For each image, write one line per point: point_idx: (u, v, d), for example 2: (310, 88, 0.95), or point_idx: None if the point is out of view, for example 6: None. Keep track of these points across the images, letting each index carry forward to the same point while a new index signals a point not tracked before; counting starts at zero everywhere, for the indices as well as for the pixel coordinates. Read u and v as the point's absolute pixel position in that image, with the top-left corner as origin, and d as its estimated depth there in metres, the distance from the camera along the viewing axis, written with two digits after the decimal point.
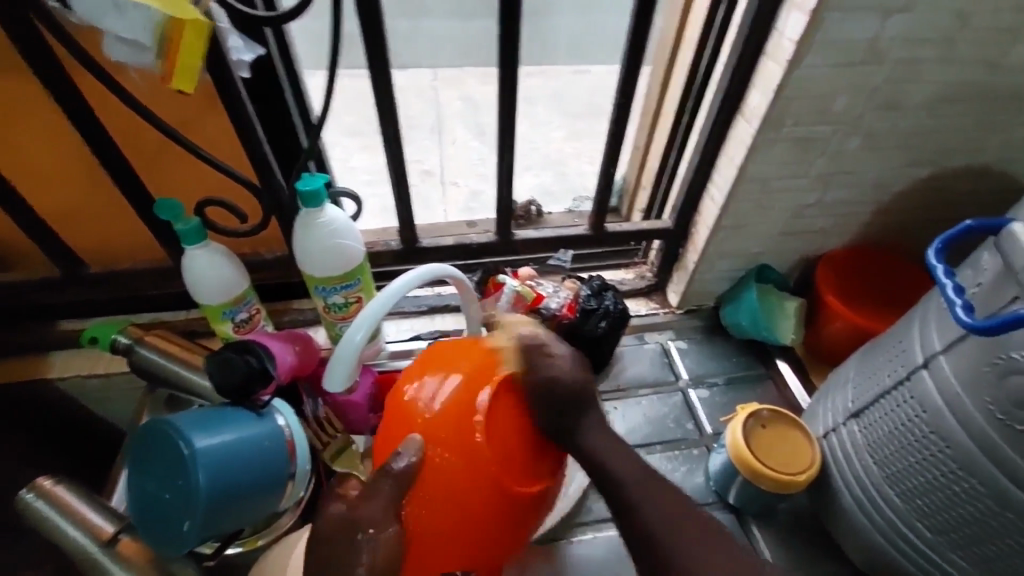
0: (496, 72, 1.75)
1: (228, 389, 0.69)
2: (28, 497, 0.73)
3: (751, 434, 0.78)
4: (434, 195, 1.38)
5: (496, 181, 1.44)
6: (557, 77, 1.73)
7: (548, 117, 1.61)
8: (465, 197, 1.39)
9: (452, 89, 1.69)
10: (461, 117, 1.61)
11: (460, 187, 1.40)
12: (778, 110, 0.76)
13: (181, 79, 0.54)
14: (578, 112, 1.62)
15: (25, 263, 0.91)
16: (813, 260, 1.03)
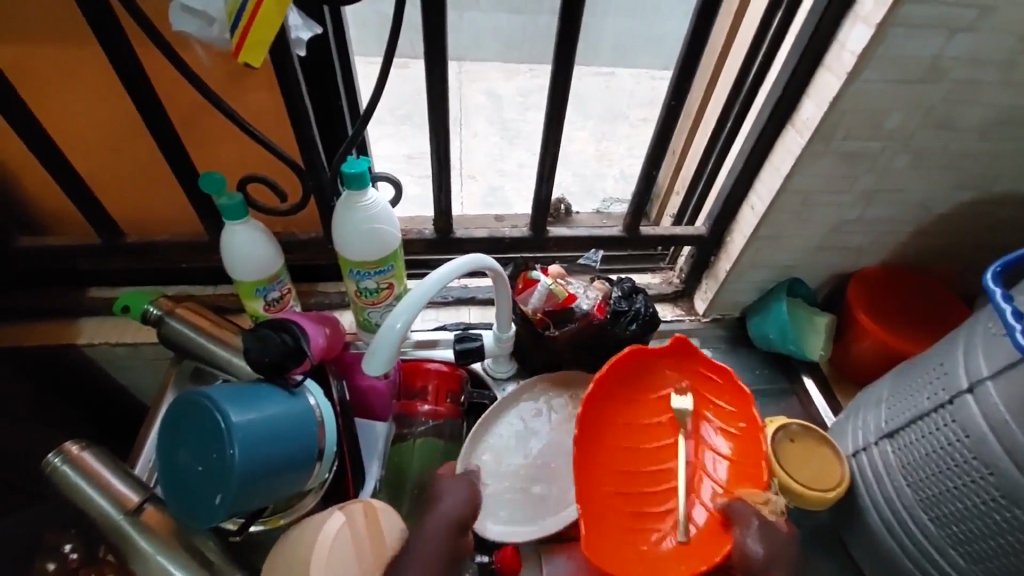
0: (520, 68, 1.74)
1: (263, 365, 0.70)
2: (55, 460, 0.72)
3: (776, 445, 0.79)
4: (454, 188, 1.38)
5: (516, 177, 1.44)
6: (582, 77, 1.71)
7: (573, 118, 1.61)
8: (484, 191, 1.39)
9: (476, 82, 1.69)
10: (484, 111, 1.61)
11: (480, 181, 1.40)
12: (830, 123, 0.75)
13: (250, 53, 0.54)
14: (602, 115, 1.62)
15: (65, 229, 0.92)
16: (845, 278, 1.02)
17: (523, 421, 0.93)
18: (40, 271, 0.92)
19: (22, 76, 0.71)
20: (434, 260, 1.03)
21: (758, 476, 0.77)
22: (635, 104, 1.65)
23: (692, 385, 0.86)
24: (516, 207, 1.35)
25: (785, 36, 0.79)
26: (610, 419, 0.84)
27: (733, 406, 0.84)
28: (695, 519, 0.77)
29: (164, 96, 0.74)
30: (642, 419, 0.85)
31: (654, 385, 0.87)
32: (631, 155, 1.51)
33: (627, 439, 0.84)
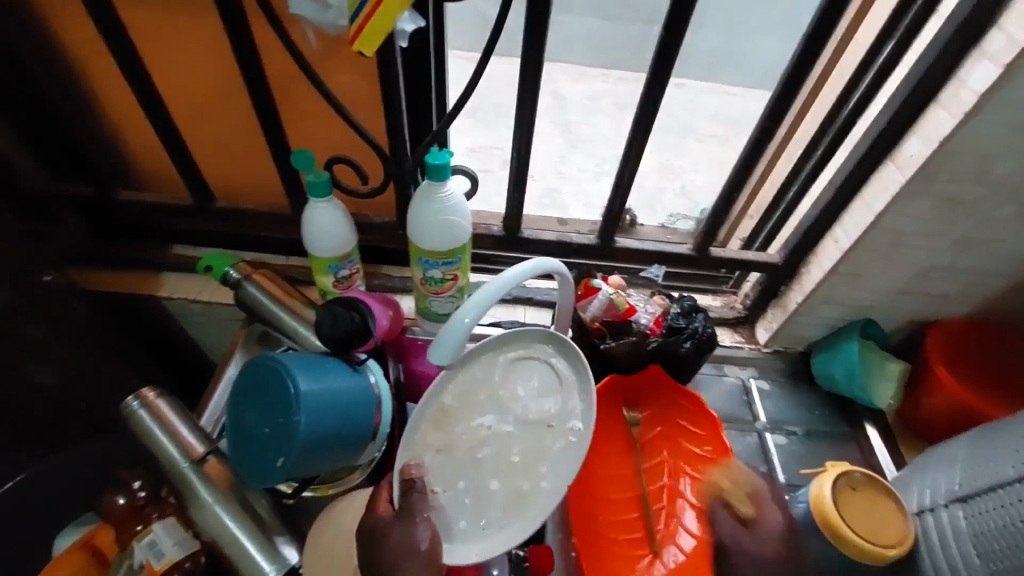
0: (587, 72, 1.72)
1: (333, 338, 0.73)
2: (133, 404, 0.77)
3: (838, 493, 0.74)
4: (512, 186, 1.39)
5: (575, 181, 1.43)
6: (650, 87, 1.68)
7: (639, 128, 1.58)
8: (541, 191, 1.39)
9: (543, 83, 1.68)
10: (549, 112, 1.60)
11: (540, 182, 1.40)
12: (935, 162, 0.71)
13: (364, 43, 0.56)
14: (671, 126, 1.58)
15: (162, 188, 0.99)
16: (925, 326, 0.96)
17: (456, 402, 0.67)
18: (134, 225, 0.99)
19: (147, 43, 0.76)
20: (496, 257, 1.04)
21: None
22: (707, 118, 1.59)
23: (664, 414, 0.92)
24: (571, 210, 1.34)
25: (892, 67, 0.75)
26: (600, 445, 0.89)
27: (701, 431, 0.90)
28: (679, 543, 0.81)
29: (271, 75, 0.78)
30: (622, 445, 0.90)
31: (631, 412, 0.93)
32: (696, 172, 1.47)
33: (613, 465, 0.88)
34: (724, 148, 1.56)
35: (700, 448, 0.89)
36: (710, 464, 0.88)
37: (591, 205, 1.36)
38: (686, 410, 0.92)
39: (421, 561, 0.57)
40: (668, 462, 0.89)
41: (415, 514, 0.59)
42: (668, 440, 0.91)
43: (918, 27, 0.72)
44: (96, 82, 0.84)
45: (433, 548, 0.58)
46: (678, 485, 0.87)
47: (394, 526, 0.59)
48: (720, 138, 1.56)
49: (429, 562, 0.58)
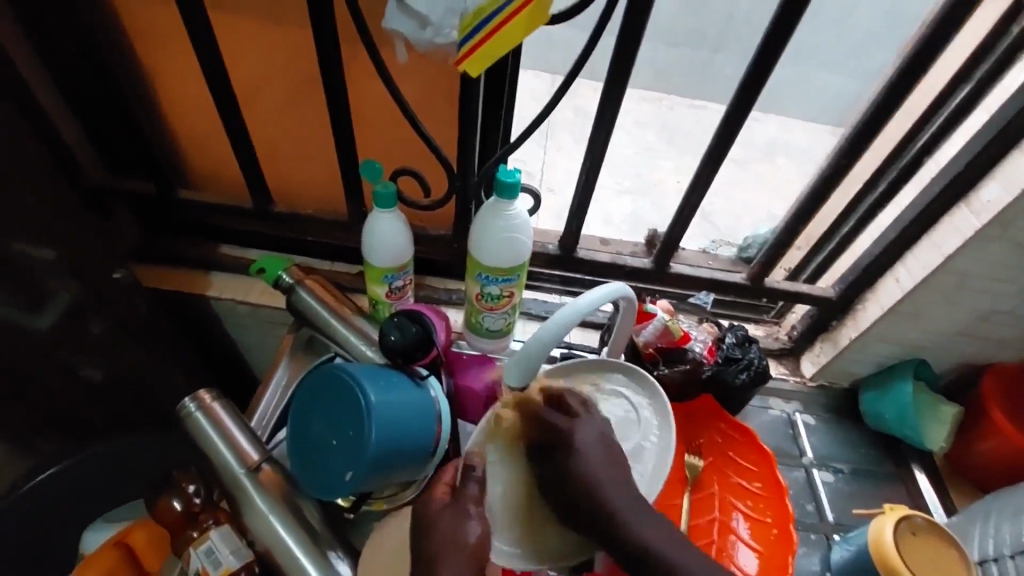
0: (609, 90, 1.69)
1: (399, 351, 0.73)
2: (190, 406, 0.77)
3: (900, 537, 0.73)
4: None
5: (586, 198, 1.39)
6: (670, 107, 1.66)
7: (659, 147, 1.56)
8: (559, 206, 1.33)
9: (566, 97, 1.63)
10: (569, 128, 1.55)
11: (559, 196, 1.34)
12: (1016, 209, 0.71)
13: (471, 65, 0.57)
14: (691, 149, 1.57)
15: (221, 187, 0.99)
16: (977, 369, 0.95)
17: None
18: (186, 222, 0.99)
19: (235, 50, 0.78)
20: (541, 274, 1.05)
21: (785, 542, 0.82)
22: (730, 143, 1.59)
23: (716, 445, 0.92)
24: (593, 227, 1.32)
25: (968, 110, 0.76)
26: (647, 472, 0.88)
27: (755, 465, 0.89)
28: None
29: (349, 84, 0.79)
30: (671, 475, 0.89)
31: (682, 441, 0.92)
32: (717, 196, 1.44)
33: (662, 496, 0.87)
34: (745, 172, 1.53)
35: (750, 482, 0.88)
36: (762, 499, 0.87)
37: (610, 222, 1.34)
38: (737, 442, 0.92)
39: (462, 558, 0.55)
40: (720, 496, 0.88)
41: (468, 505, 0.57)
42: (718, 471, 0.90)
43: (997, 75, 0.73)
44: (170, 82, 0.85)
45: (480, 543, 0.56)
46: (730, 520, 0.86)
47: (449, 512, 0.57)
48: (739, 162, 1.55)
49: (473, 557, 0.55)
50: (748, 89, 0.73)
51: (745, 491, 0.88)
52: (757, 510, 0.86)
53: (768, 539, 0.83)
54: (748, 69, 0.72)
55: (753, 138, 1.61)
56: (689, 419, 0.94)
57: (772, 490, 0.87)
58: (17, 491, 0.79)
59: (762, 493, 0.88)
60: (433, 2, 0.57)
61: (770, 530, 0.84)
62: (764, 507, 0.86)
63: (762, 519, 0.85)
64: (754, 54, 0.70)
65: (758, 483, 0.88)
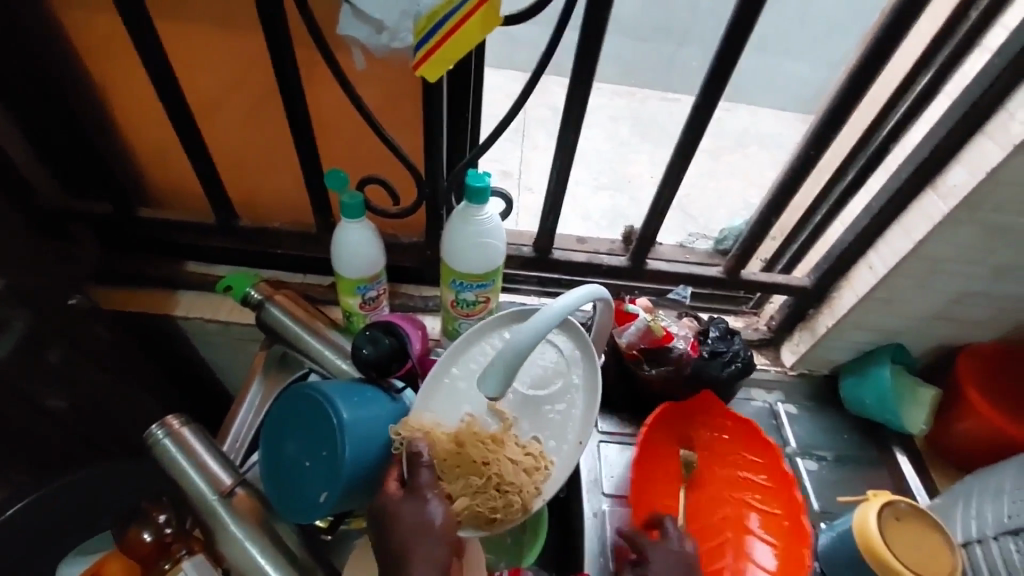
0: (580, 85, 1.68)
1: (372, 365, 0.71)
2: (158, 433, 0.74)
3: (884, 524, 0.73)
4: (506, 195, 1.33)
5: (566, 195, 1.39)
6: (644, 101, 1.67)
7: (633, 142, 1.56)
8: (538, 205, 1.33)
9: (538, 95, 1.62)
10: (543, 124, 1.54)
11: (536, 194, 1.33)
12: (983, 192, 0.71)
13: (429, 69, 0.55)
14: (664, 142, 1.57)
15: (184, 203, 0.96)
16: (953, 350, 0.96)
17: (459, 389, 0.70)
18: (148, 241, 0.96)
19: (187, 60, 0.75)
20: (518, 277, 1.03)
21: (799, 534, 0.81)
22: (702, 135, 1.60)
23: (723, 441, 0.91)
24: (570, 225, 1.31)
25: (932, 95, 0.76)
26: (656, 469, 0.88)
27: (761, 458, 0.88)
28: None
29: (308, 92, 0.77)
30: (683, 475, 0.89)
31: (689, 437, 0.91)
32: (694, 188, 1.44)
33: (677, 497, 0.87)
34: (717, 162, 1.54)
35: (758, 476, 0.87)
36: (770, 492, 0.86)
37: (589, 219, 1.34)
38: (744, 434, 0.90)
39: (432, 538, 0.56)
40: (727, 492, 0.88)
41: (424, 490, 0.58)
42: (724, 467, 0.89)
43: (959, 59, 0.73)
44: (122, 95, 0.81)
45: (447, 522, 0.57)
46: (743, 517, 0.85)
47: (407, 502, 0.57)
48: (713, 154, 1.55)
49: (442, 536, 0.56)
50: (715, 82, 0.72)
51: (758, 486, 0.87)
52: (773, 504, 0.85)
53: (785, 533, 0.82)
54: (714, 62, 0.71)
55: (724, 129, 1.62)
56: (694, 417, 0.92)
57: (781, 482, 0.86)
58: None
59: (774, 487, 0.86)
60: (387, 6, 0.56)
61: (785, 524, 0.83)
62: (776, 501, 0.85)
63: (777, 513, 0.84)
64: (719, 46, 0.69)
65: (766, 475, 0.87)
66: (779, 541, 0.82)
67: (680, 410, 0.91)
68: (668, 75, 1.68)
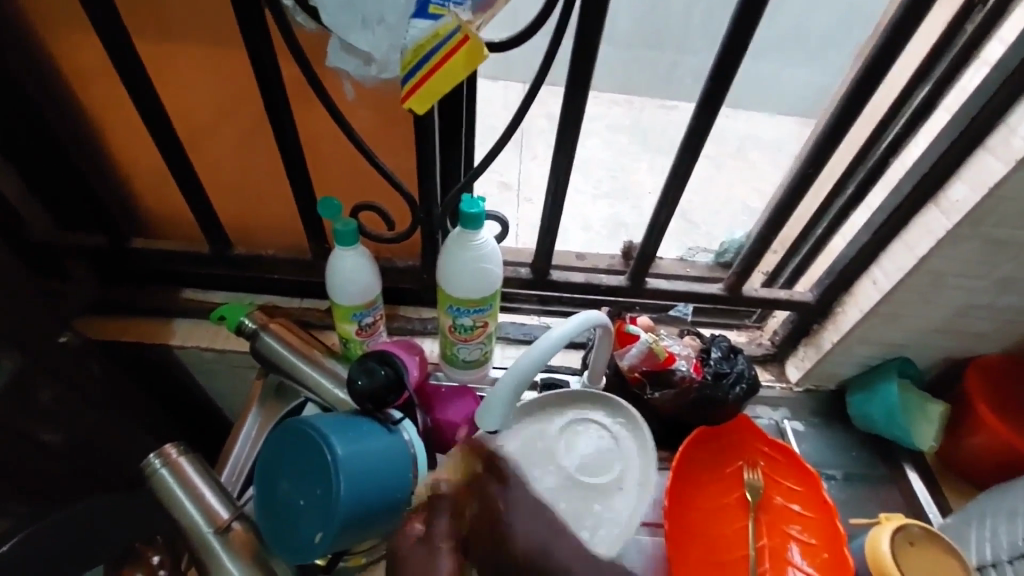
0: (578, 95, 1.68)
1: (367, 397, 0.70)
2: (155, 463, 0.73)
3: (896, 549, 0.71)
4: (506, 209, 1.32)
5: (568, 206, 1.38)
6: (643, 109, 1.66)
7: (632, 150, 1.55)
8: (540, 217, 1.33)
9: (537, 106, 1.61)
10: (543, 135, 1.54)
11: (536, 206, 1.32)
12: (987, 207, 0.70)
13: (418, 102, 0.55)
14: (664, 149, 1.57)
15: (177, 232, 0.96)
16: (962, 362, 0.94)
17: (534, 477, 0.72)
18: (142, 271, 0.95)
19: (177, 90, 0.75)
20: (518, 296, 1.02)
21: (838, 565, 0.78)
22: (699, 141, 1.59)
23: (763, 467, 0.88)
24: (571, 237, 1.30)
25: (932, 108, 0.75)
26: (696, 487, 0.86)
27: (800, 487, 0.86)
28: None
29: (297, 119, 0.76)
30: (718, 500, 0.87)
31: (729, 461, 0.89)
32: (695, 196, 1.44)
33: (713, 525, 0.84)
34: (716, 168, 1.53)
35: (797, 504, 0.85)
36: (809, 521, 0.84)
37: (591, 229, 1.32)
38: (780, 461, 0.88)
39: None
40: (767, 521, 0.85)
41: (438, 541, 0.55)
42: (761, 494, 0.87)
43: (957, 72, 0.72)
44: (113, 127, 0.81)
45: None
46: (782, 547, 0.82)
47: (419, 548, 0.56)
48: (714, 161, 1.55)
49: None
50: (708, 101, 0.71)
51: (794, 515, 0.85)
52: (810, 534, 0.83)
53: (824, 564, 0.80)
54: (706, 80, 0.70)
55: (723, 135, 1.61)
56: (733, 442, 0.90)
57: (820, 512, 0.83)
58: None
59: (812, 517, 0.84)
60: (373, 39, 0.53)
61: (825, 556, 0.80)
62: (813, 530, 0.83)
63: (813, 543, 0.82)
64: (712, 65, 0.68)
65: (802, 504, 0.85)
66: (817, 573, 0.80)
67: (711, 435, 0.90)
68: (665, 83, 1.67)
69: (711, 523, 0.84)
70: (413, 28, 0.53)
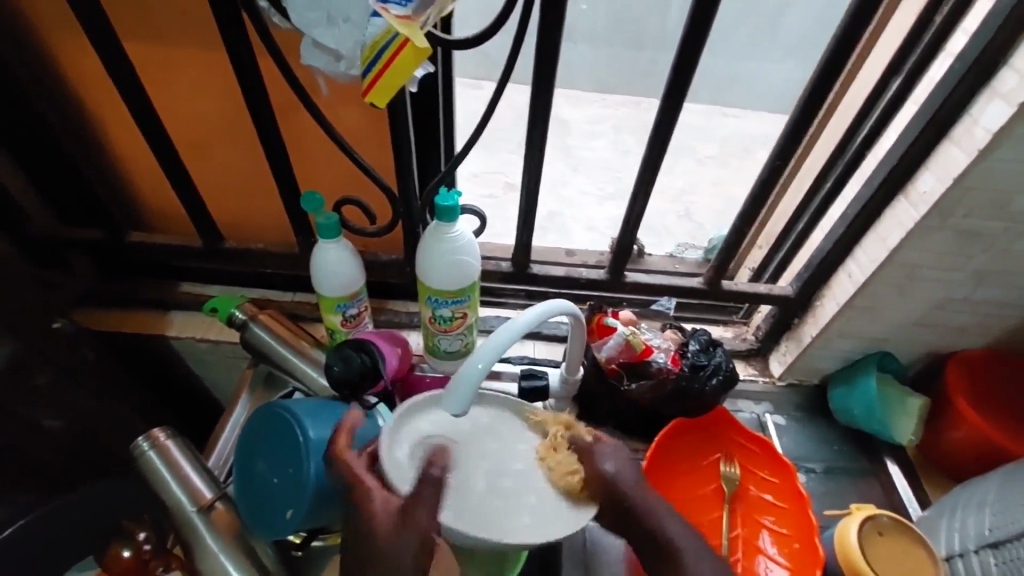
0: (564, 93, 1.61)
1: (342, 383, 0.72)
2: (143, 445, 0.75)
3: (865, 538, 0.72)
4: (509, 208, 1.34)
5: (577, 206, 1.41)
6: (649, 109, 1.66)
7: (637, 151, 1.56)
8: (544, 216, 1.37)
9: None
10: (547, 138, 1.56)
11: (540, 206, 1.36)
12: (953, 197, 0.70)
13: (377, 95, 0.57)
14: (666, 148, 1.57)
15: (175, 227, 1.00)
16: (945, 357, 0.94)
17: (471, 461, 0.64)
18: (141, 265, 0.99)
19: (168, 90, 0.79)
20: (505, 291, 1.04)
21: (809, 555, 0.79)
22: (703, 139, 1.58)
23: (739, 459, 0.89)
24: (571, 236, 1.32)
25: (903, 101, 0.75)
26: (670, 478, 0.87)
27: (775, 478, 0.87)
28: None
29: (280, 116, 0.80)
30: (693, 491, 0.87)
31: (705, 452, 0.90)
32: (695, 195, 1.46)
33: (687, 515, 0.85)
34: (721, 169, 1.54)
35: (771, 495, 0.86)
36: (783, 513, 0.84)
37: (594, 228, 1.35)
38: (756, 454, 0.89)
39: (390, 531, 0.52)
40: (740, 512, 0.86)
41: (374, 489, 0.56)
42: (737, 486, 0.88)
43: (925, 65, 0.72)
44: (111, 127, 0.86)
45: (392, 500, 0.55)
46: (754, 537, 0.83)
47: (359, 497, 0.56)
48: (717, 160, 1.55)
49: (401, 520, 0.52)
50: (675, 96, 0.73)
51: (766, 506, 0.86)
52: (782, 525, 0.84)
53: (796, 554, 0.81)
54: (671, 74, 0.71)
55: (729, 134, 1.59)
56: (710, 435, 0.91)
57: (795, 505, 0.84)
58: None
59: (785, 509, 0.85)
60: (337, 35, 0.56)
61: (797, 547, 0.81)
62: (785, 521, 0.84)
63: (785, 534, 0.83)
64: (675, 60, 0.70)
65: (777, 496, 0.86)
66: (788, 564, 0.80)
67: (689, 428, 0.91)
68: None
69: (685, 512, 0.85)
70: (372, 26, 0.55)
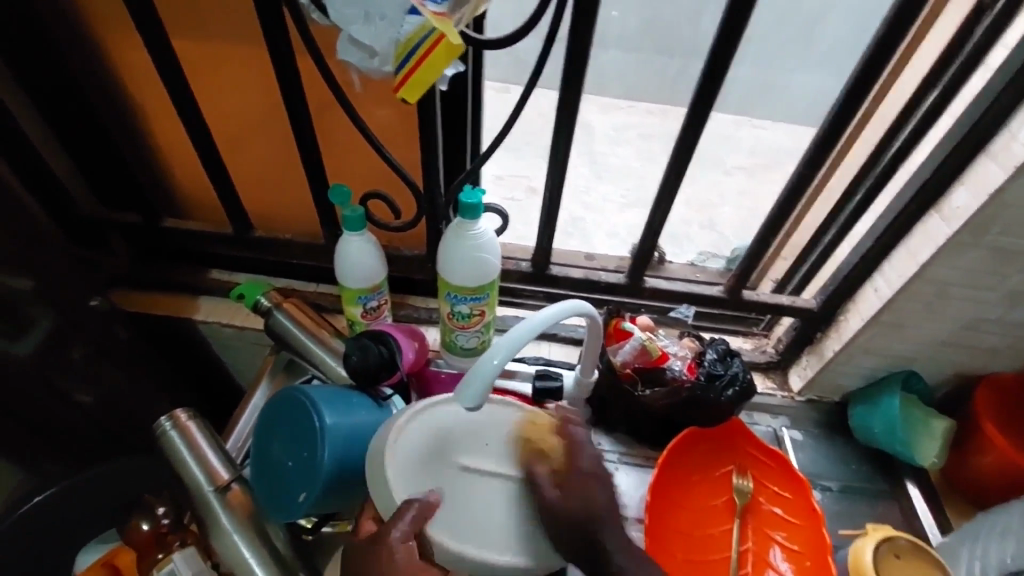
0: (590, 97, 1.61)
1: (361, 372, 0.73)
2: (165, 424, 0.77)
3: (880, 558, 0.70)
4: (535, 211, 1.34)
5: (602, 211, 1.40)
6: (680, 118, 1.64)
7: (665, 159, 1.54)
8: (568, 221, 1.36)
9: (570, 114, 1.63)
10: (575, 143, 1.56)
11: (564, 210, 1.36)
12: (988, 214, 0.68)
13: (408, 91, 0.59)
14: (695, 158, 1.55)
15: (207, 214, 1.03)
16: (973, 381, 0.91)
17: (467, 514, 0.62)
18: (173, 250, 1.02)
19: (206, 82, 0.82)
20: (524, 291, 1.04)
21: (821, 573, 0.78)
22: (733, 150, 1.55)
23: (752, 471, 0.88)
24: (591, 242, 1.29)
25: (938, 113, 0.74)
26: (679, 484, 0.87)
27: (789, 494, 0.85)
28: None
29: (312, 109, 0.82)
30: (703, 501, 0.87)
31: (718, 462, 0.89)
32: (722, 205, 1.44)
33: (696, 525, 0.85)
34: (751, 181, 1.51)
35: (784, 510, 0.85)
36: (794, 529, 0.83)
37: (616, 235, 1.33)
38: (770, 468, 0.88)
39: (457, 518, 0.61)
40: (752, 525, 0.85)
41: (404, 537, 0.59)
42: (749, 499, 0.86)
43: (963, 80, 0.71)
44: (151, 115, 0.89)
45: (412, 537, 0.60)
46: (765, 552, 0.82)
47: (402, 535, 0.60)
48: (748, 171, 1.52)
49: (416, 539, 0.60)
50: (703, 101, 0.72)
51: (779, 522, 0.84)
52: (793, 541, 0.82)
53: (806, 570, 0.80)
54: (701, 78, 0.71)
55: (762, 145, 1.55)
56: (724, 446, 0.90)
57: (807, 522, 0.83)
58: (16, 514, 0.81)
59: (797, 526, 0.83)
60: (373, 31, 0.57)
61: (808, 564, 0.80)
62: (797, 536, 0.82)
63: (796, 550, 0.82)
64: (705, 67, 0.70)
65: (790, 512, 0.84)
66: None
67: (701, 438, 0.90)
68: None
69: (693, 520, 0.85)
70: (406, 23, 0.56)
